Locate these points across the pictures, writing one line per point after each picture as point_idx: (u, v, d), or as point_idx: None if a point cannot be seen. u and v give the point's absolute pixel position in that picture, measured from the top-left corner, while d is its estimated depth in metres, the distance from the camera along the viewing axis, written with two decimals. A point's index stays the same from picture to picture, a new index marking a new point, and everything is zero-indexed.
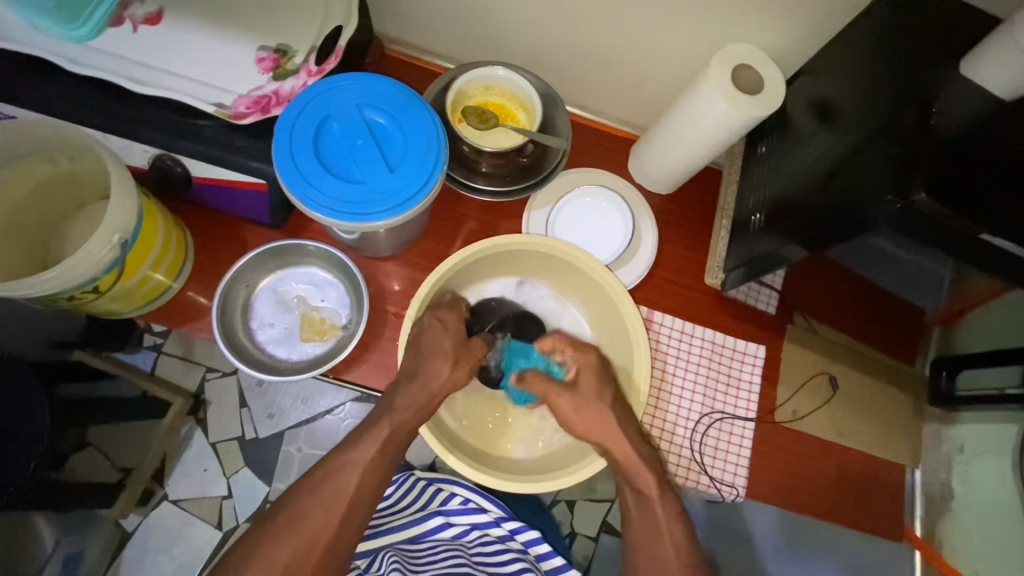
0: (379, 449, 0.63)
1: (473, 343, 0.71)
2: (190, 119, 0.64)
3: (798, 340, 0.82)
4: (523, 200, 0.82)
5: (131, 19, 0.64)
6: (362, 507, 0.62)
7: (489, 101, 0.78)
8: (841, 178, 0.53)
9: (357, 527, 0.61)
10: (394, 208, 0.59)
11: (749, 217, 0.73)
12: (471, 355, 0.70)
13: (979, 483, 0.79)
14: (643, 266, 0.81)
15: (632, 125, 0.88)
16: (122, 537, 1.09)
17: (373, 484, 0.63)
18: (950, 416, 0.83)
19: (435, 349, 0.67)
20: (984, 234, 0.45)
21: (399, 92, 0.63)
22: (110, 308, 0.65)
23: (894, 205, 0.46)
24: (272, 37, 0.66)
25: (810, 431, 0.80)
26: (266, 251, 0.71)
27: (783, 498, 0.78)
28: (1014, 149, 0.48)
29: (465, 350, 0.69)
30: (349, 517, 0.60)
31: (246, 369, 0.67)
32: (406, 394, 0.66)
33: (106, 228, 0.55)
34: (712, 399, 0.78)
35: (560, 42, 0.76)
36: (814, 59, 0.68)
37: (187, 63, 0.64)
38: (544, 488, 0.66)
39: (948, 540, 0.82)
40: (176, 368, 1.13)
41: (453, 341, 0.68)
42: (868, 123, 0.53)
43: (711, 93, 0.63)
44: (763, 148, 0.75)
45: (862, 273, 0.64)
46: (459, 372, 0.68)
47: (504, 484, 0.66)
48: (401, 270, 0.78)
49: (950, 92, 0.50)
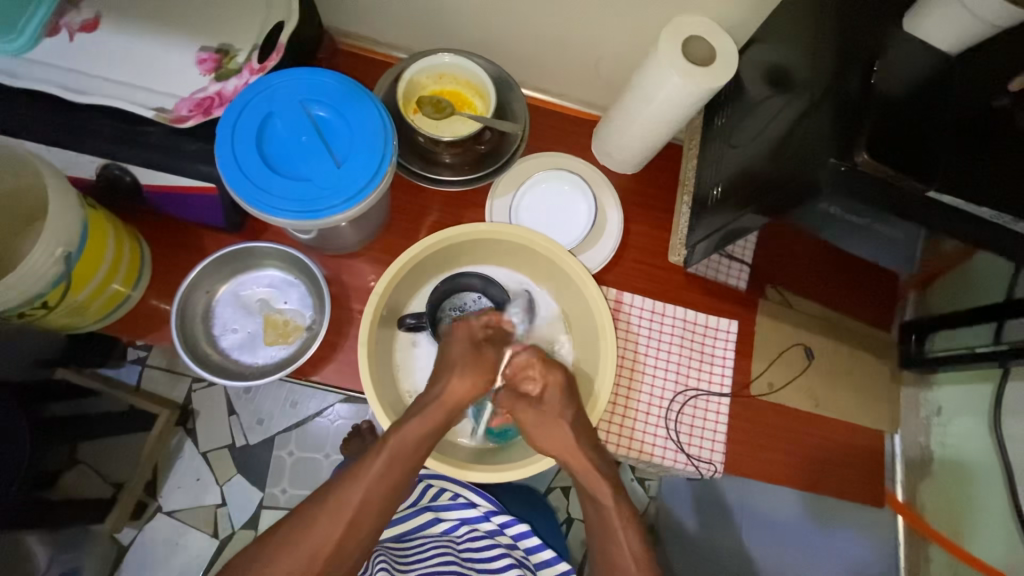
0: (388, 471, 0.62)
1: (486, 354, 0.67)
2: (134, 127, 0.63)
3: (772, 314, 0.81)
4: (486, 188, 0.81)
5: (68, 28, 0.62)
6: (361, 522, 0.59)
7: (443, 90, 0.77)
8: (791, 143, 0.52)
9: None
10: (347, 201, 0.58)
11: (709, 191, 0.72)
12: (482, 367, 0.65)
13: (959, 446, 0.80)
14: (610, 248, 0.80)
15: (593, 106, 0.86)
16: (120, 550, 1.10)
17: (386, 500, 0.61)
18: (926, 378, 0.84)
19: (448, 359, 0.67)
20: (931, 191, 0.45)
21: (340, 83, 0.62)
22: (67, 322, 0.64)
23: (839, 167, 0.45)
24: (213, 37, 0.64)
25: (785, 403, 0.79)
26: (219, 257, 0.70)
27: (763, 474, 0.77)
28: (957, 106, 0.47)
29: (475, 359, 0.66)
30: (350, 527, 0.59)
31: (210, 376, 0.66)
32: (416, 410, 0.63)
33: (48, 241, 0.55)
34: (686, 376, 0.78)
35: (513, 26, 0.75)
36: (765, 26, 0.67)
37: (127, 69, 0.63)
38: (495, 480, 0.66)
39: (930, 504, 0.83)
40: (160, 380, 1.15)
41: (463, 351, 0.67)
42: (815, 87, 0.52)
43: (661, 65, 0.62)
44: (720, 120, 0.74)
45: (827, 241, 0.63)
46: (469, 380, 0.65)
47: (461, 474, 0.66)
48: (367, 267, 0.78)
49: (893, 50, 0.49)
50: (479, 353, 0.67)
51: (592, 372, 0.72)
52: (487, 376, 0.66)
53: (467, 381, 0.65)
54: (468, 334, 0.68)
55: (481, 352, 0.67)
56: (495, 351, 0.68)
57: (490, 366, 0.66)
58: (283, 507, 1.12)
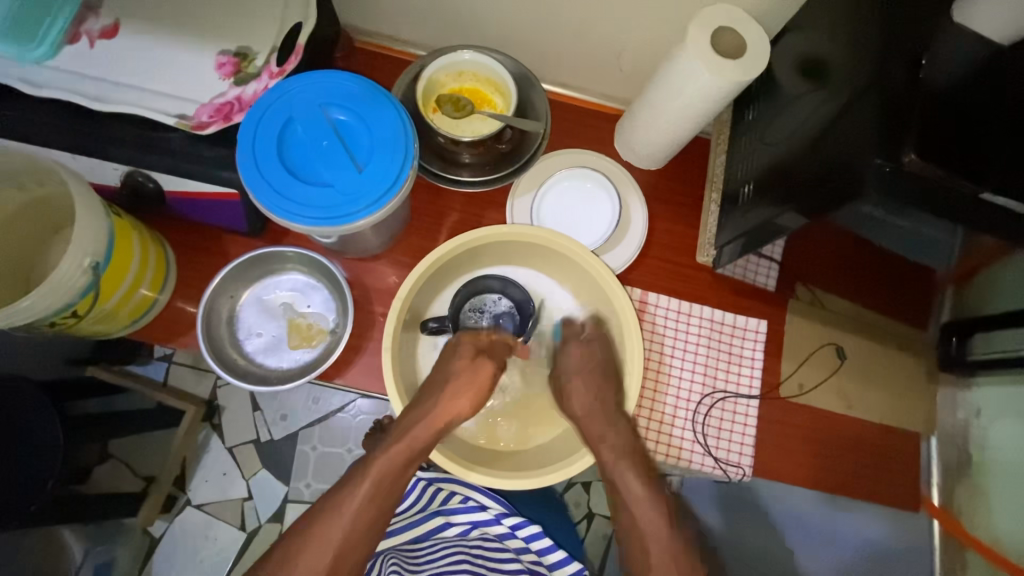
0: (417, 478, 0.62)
1: (482, 369, 0.67)
2: (156, 133, 0.62)
3: (803, 313, 0.79)
4: (506, 188, 0.80)
5: (88, 35, 0.62)
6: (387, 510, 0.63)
7: (462, 87, 0.75)
8: (829, 142, 0.50)
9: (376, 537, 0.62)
10: (369, 206, 0.58)
11: (740, 188, 0.70)
12: (475, 383, 0.66)
13: (999, 447, 0.78)
14: (633, 249, 0.78)
15: (615, 99, 0.84)
16: (152, 542, 1.12)
17: None
18: (965, 379, 0.81)
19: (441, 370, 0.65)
20: (984, 192, 0.43)
21: (359, 86, 0.61)
22: (96, 329, 0.65)
23: (883, 168, 0.43)
24: (232, 40, 0.64)
25: (816, 404, 0.77)
26: (243, 262, 0.70)
27: (794, 478, 0.75)
28: (1008, 99, 0.45)
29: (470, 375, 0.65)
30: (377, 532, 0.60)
31: (237, 381, 0.67)
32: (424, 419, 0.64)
33: (75, 252, 0.55)
34: (713, 378, 0.76)
35: (534, 19, 0.73)
36: (798, 15, 0.64)
37: (147, 75, 0.62)
38: (492, 486, 0.64)
39: (967, 508, 0.81)
40: (187, 376, 1.16)
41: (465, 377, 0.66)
42: (855, 82, 0.49)
43: (691, 59, 0.59)
44: (751, 115, 0.72)
45: (863, 239, 0.60)
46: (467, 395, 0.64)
47: (467, 469, 0.64)
48: (388, 269, 0.77)
49: (941, 41, 0.46)
50: (476, 369, 0.67)
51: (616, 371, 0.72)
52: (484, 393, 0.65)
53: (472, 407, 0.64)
54: (472, 348, 0.68)
55: (477, 365, 0.67)
56: (492, 366, 0.68)
57: (486, 383, 0.67)
58: (306, 501, 1.14)
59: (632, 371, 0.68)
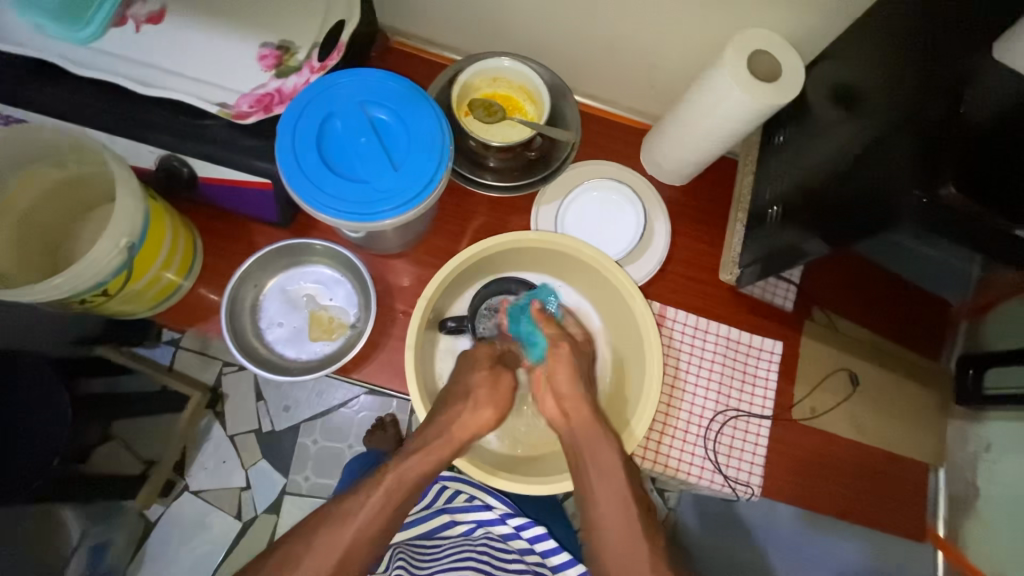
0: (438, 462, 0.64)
1: (501, 379, 0.70)
2: (194, 119, 0.63)
3: (817, 337, 0.80)
4: (531, 195, 0.81)
5: (134, 18, 0.63)
6: (396, 504, 0.63)
7: (496, 93, 0.76)
8: (863, 169, 0.50)
9: (385, 535, 0.62)
10: (400, 207, 0.58)
11: (766, 209, 0.71)
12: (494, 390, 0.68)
13: (1004, 482, 0.79)
14: (655, 262, 0.79)
15: (643, 114, 0.85)
16: (146, 526, 1.12)
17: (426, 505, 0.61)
18: (976, 412, 0.81)
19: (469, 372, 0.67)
20: (1017, 230, 0.43)
21: (401, 87, 0.62)
22: (122, 310, 0.66)
23: (921, 200, 0.43)
24: (275, 32, 0.64)
25: (827, 430, 0.77)
26: (272, 251, 0.71)
27: (801, 500, 0.76)
28: None
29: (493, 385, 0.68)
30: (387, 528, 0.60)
31: (257, 371, 0.67)
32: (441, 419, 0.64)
33: (112, 232, 0.56)
34: (727, 396, 0.76)
35: (573, 30, 0.74)
36: (834, 44, 0.65)
37: (188, 61, 0.63)
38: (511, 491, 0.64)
39: (970, 540, 0.81)
40: (193, 363, 1.15)
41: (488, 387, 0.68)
42: (892, 111, 0.50)
43: (727, 80, 0.60)
44: (780, 138, 0.73)
45: (882, 267, 0.61)
46: (483, 408, 0.67)
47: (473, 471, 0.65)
48: (410, 267, 0.78)
49: (983, 80, 0.47)
50: (496, 379, 0.69)
51: (631, 381, 0.73)
52: (503, 404, 0.68)
53: (489, 411, 0.67)
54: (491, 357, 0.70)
55: (497, 376, 0.69)
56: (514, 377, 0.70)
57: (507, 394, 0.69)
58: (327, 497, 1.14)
59: (649, 383, 0.68)
